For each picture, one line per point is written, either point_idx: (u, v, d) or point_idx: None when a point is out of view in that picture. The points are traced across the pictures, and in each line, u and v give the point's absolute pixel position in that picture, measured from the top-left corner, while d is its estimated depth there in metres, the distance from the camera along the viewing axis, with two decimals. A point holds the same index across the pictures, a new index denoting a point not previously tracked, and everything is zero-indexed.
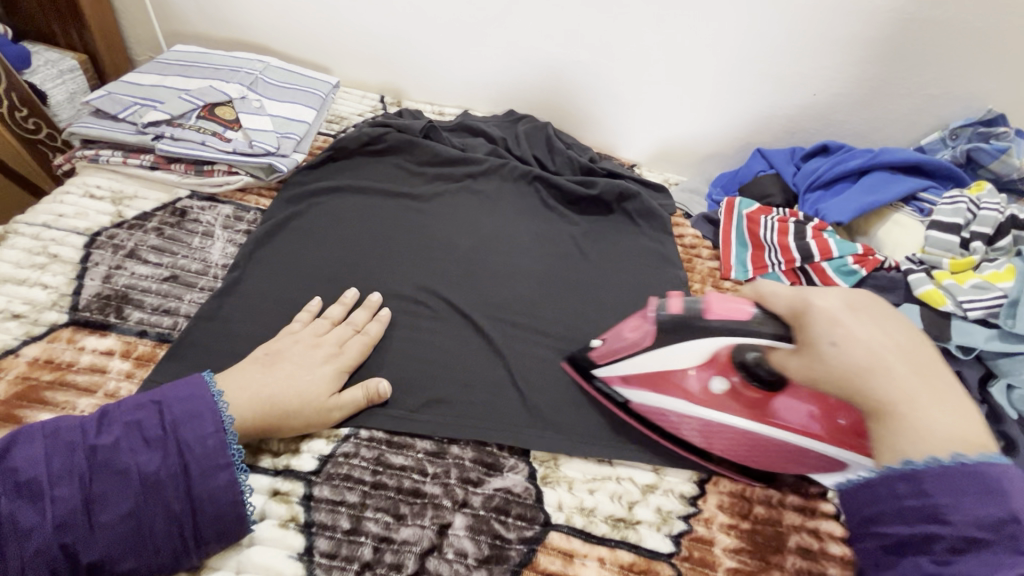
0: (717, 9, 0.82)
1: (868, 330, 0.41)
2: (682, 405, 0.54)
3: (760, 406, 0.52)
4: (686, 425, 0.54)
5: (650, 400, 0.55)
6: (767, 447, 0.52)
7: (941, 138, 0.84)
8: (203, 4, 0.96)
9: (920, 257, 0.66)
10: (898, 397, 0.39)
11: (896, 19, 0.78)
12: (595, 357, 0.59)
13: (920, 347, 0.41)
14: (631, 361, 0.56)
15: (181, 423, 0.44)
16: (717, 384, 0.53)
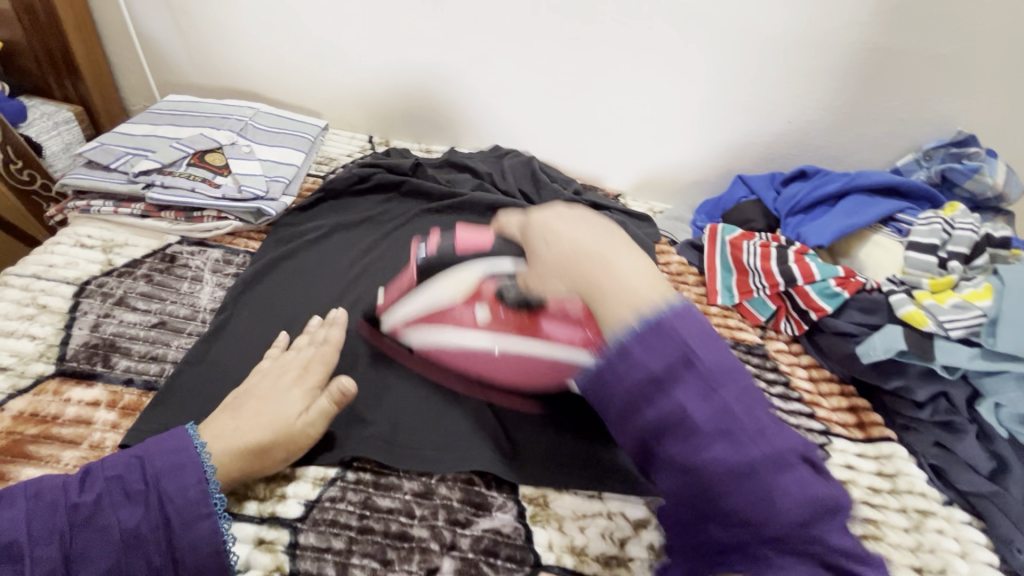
0: (689, 43, 0.85)
1: (557, 231, 0.47)
2: (453, 334, 0.56)
3: (519, 328, 0.54)
4: (461, 357, 0.57)
5: (430, 337, 0.58)
6: (536, 362, 0.54)
7: (916, 159, 0.86)
8: (195, 54, 1.00)
9: (901, 278, 0.66)
10: (609, 258, 0.44)
11: (862, 49, 0.81)
12: (381, 310, 0.63)
13: (608, 236, 0.46)
14: (416, 295, 0.60)
15: (164, 469, 0.44)
16: (479, 312, 0.56)
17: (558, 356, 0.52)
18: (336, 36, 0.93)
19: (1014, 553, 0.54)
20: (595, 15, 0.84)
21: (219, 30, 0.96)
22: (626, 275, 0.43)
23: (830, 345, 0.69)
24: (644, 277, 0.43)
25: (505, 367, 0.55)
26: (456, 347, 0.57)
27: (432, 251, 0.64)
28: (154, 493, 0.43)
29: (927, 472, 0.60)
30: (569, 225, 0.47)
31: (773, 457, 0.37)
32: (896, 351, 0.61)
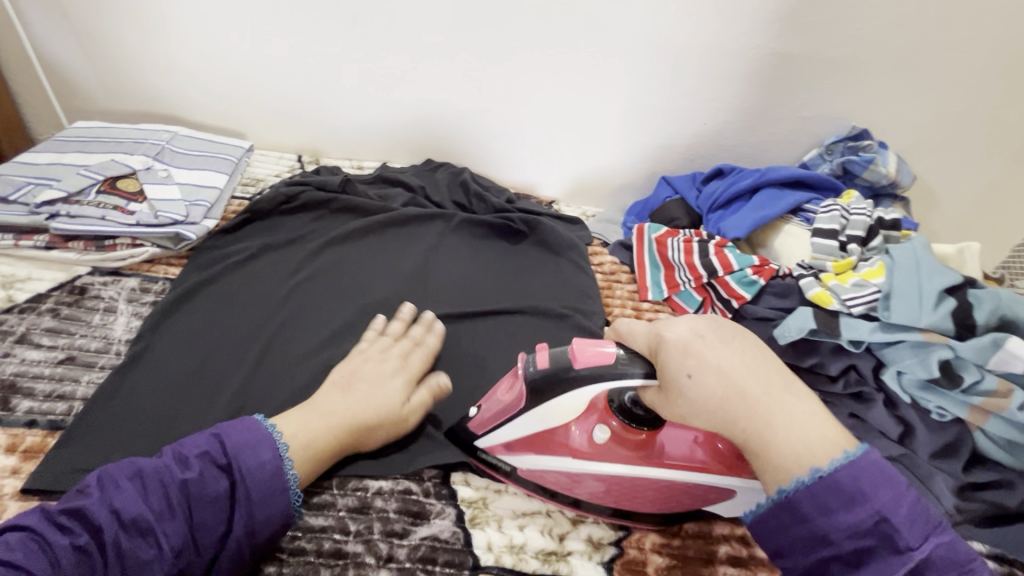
0: (604, 54, 0.89)
1: (672, 333, 0.46)
2: (566, 460, 0.51)
3: (637, 449, 0.50)
4: (554, 480, 0.52)
5: (535, 463, 0.52)
6: (656, 488, 0.50)
7: (820, 154, 0.93)
8: (105, 79, 0.96)
9: (809, 263, 0.72)
10: (768, 417, 0.43)
11: (763, 55, 0.87)
12: (472, 425, 0.54)
13: (765, 363, 0.46)
14: (510, 427, 0.51)
15: (174, 470, 0.45)
16: (601, 436, 0.51)
17: (701, 479, 0.49)
18: (256, 56, 0.92)
19: None
20: (515, 29, 0.87)
21: (130, 53, 0.93)
22: (720, 360, 0.45)
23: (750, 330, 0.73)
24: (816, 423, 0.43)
25: (602, 491, 0.51)
26: (563, 470, 0.52)
27: (545, 366, 0.49)
28: (145, 493, 0.43)
29: None
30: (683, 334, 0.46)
31: (918, 514, 0.40)
32: (808, 330, 0.65)
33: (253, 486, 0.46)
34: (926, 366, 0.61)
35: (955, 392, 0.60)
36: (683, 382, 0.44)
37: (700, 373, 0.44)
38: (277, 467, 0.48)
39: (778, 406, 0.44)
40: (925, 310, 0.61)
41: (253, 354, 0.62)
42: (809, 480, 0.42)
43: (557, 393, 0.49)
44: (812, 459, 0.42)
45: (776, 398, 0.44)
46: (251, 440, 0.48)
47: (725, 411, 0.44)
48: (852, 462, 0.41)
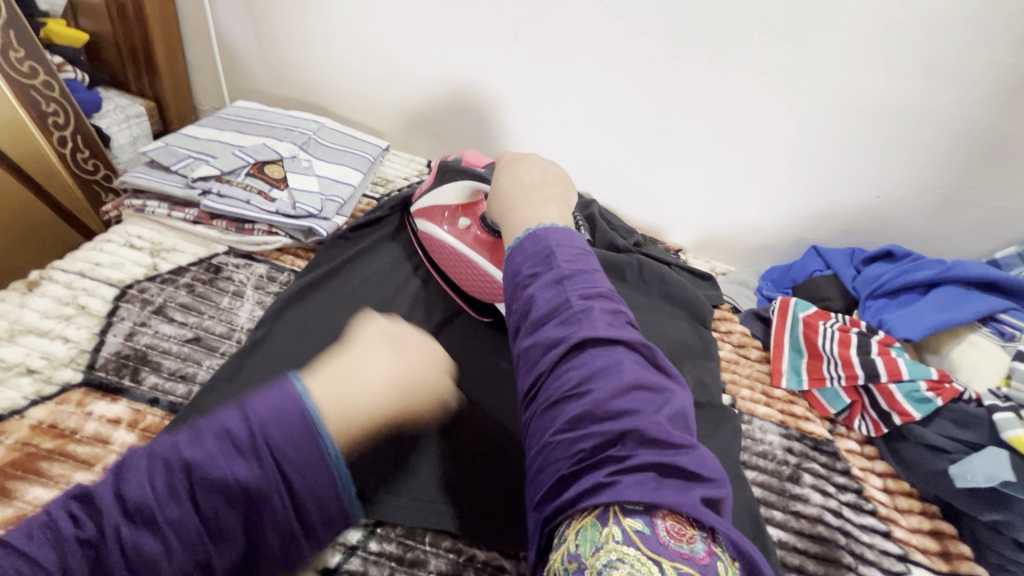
0: (774, 104, 0.80)
1: (520, 170, 0.60)
2: (442, 232, 0.69)
3: (488, 244, 0.67)
4: (459, 263, 0.68)
5: (432, 247, 0.69)
6: (500, 275, 0.65)
7: (1019, 253, 0.78)
8: (268, 63, 1.00)
9: (1005, 393, 0.59)
10: (512, 217, 0.54)
11: (970, 129, 0.74)
12: (391, 237, 0.72)
13: (532, 191, 0.56)
14: (421, 214, 0.71)
15: (214, 442, 0.40)
16: (462, 222, 0.69)
17: None
18: (411, 60, 0.92)
19: None
20: (678, 67, 0.81)
21: (295, 42, 0.96)
22: (516, 182, 0.59)
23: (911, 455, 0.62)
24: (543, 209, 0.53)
25: (471, 276, 0.67)
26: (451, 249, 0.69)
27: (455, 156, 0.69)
28: (200, 475, 0.39)
29: None
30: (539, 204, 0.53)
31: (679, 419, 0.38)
32: (999, 480, 0.53)
33: (290, 456, 0.40)
34: None
35: None
36: (497, 207, 0.56)
37: (509, 193, 0.57)
38: (311, 436, 0.42)
39: (529, 203, 0.54)
40: None
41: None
42: (525, 235, 0.48)
43: (443, 198, 0.68)
44: (532, 223, 0.51)
45: (533, 201, 0.54)
46: (305, 427, 0.42)
47: (535, 240, 0.47)
48: (545, 227, 0.48)
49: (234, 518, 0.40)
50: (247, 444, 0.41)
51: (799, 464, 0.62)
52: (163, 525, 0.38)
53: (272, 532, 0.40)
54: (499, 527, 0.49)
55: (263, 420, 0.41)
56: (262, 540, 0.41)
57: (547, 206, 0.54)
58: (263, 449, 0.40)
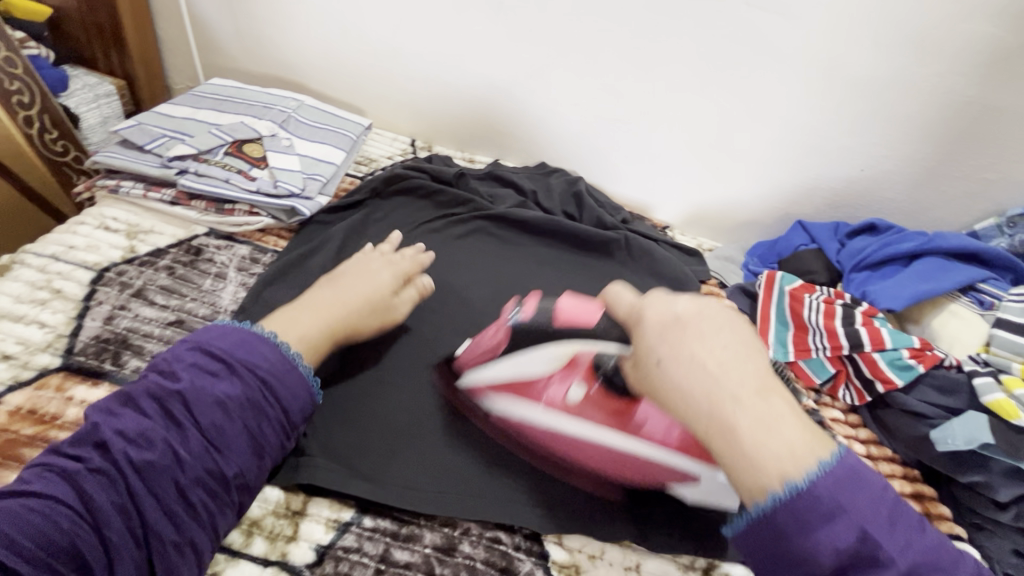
0: (762, 78, 0.79)
1: (695, 345, 0.40)
2: (540, 413, 0.50)
3: (615, 414, 0.48)
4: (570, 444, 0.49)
5: (512, 410, 0.51)
6: (628, 459, 0.48)
7: (998, 224, 0.80)
8: (243, 38, 0.97)
9: (985, 359, 0.61)
10: (731, 421, 0.37)
11: (954, 101, 0.75)
12: (461, 364, 0.56)
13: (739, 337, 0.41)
14: (502, 361, 0.52)
15: (218, 383, 0.45)
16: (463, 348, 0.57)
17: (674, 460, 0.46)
18: (392, 35, 0.89)
19: None
20: (666, 41, 0.80)
21: (271, 16, 0.93)
22: (706, 351, 0.40)
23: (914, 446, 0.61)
24: (789, 428, 0.38)
25: (604, 461, 0.49)
26: (543, 427, 0.50)
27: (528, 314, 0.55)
28: (213, 410, 0.44)
29: None
30: (720, 358, 0.39)
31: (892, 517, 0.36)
32: (979, 443, 0.55)
33: (272, 384, 0.47)
34: None
35: None
36: (656, 366, 0.41)
37: (685, 365, 0.40)
38: (278, 360, 0.48)
39: (762, 403, 0.38)
40: None
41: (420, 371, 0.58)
42: (785, 495, 0.36)
43: (526, 349, 0.52)
44: (790, 466, 0.36)
45: (762, 399, 0.38)
46: (245, 354, 0.47)
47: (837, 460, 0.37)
48: (825, 468, 0.36)
49: (242, 438, 0.45)
50: (217, 369, 0.46)
51: None
52: (175, 446, 0.42)
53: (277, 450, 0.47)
54: (493, 494, 0.49)
55: (235, 354, 0.47)
56: (265, 446, 0.46)
57: (777, 391, 0.39)
58: (249, 378, 0.46)
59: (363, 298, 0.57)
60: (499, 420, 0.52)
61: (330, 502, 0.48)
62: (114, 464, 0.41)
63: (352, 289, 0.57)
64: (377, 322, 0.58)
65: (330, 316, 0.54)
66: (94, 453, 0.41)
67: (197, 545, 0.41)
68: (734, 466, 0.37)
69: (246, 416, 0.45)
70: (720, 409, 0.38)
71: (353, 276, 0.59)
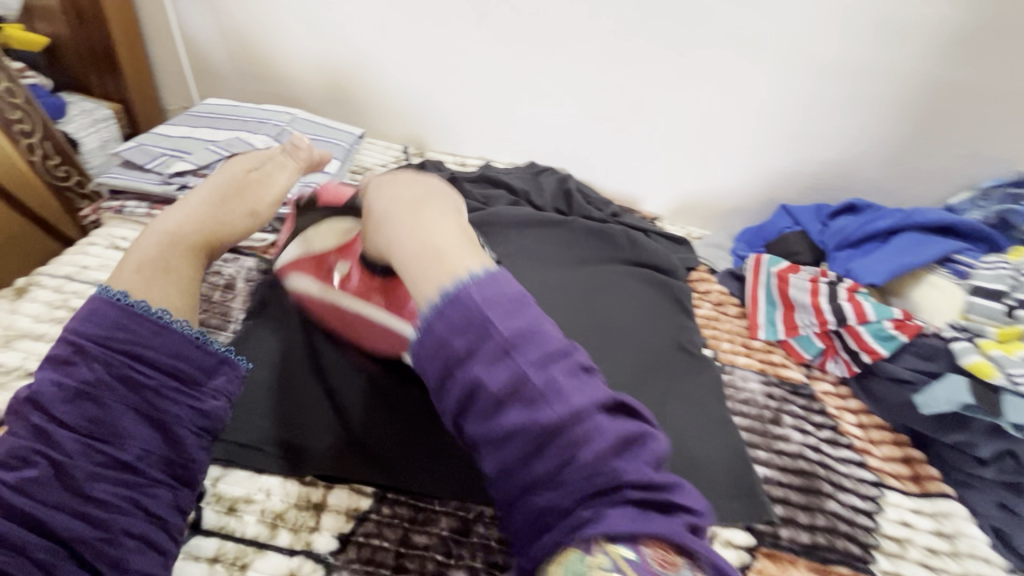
0: (738, 68, 0.83)
1: (394, 230, 0.45)
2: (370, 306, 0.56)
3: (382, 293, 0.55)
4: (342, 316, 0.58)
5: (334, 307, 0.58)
6: None
7: (972, 198, 0.83)
8: (234, 58, 1.00)
9: (963, 324, 0.63)
10: (439, 248, 0.41)
11: (922, 82, 0.78)
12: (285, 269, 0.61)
13: (440, 214, 0.45)
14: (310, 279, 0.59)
15: (76, 374, 0.43)
16: (342, 269, 0.58)
17: None
18: (379, 47, 0.92)
19: None
20: (644, 39, 0.83)
21: (260, 34, 0.96)
22: (435, 225, 0.43)
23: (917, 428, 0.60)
24: (451, 233, 0.43)
25: None
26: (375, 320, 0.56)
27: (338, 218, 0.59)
28: (80, 399, 0.43)
29: (989, 535, 0.57)
30: (445, 229, 0.43)
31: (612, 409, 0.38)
32: (959, 404, 0.58)
33: (140, 351, 0.45)
34: None
35: None
36: (383, 235, 0.46)
37: (414, 229, 0.44)
38: (132, 319, 0.47)
39: (427, 220, 0.44)
40: None
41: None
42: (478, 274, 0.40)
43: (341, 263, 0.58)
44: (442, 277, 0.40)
45: (438, 258, 0.41)
46: (104, 334, 0.45)
47: (456, 303, 0.38)
48: (479, 276, 0.39)
49: (132, 416, 0.44)
50: (74, 357, 0.44)
51: (779, 408, 0.66)
52: (50, 451, 0.41)
53: (179, 411, 0.46)
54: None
55: (81, 333, 0.45)
56: (162, 411, 0.45)
57: (443, 220, 0.44)
58: (111, 354, 0.45)
59: (222, 219, 0.60)
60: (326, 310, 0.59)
61: (347, 494, 0.50)
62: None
63: (212, 208, 0.59)
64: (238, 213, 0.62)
65: (178, 237, 0.56)
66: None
67: (137, 526, 0.42)
68: (414, 255, 0.42)
69: (123, 394, 0.44)
70: (420, 259, 0.42)
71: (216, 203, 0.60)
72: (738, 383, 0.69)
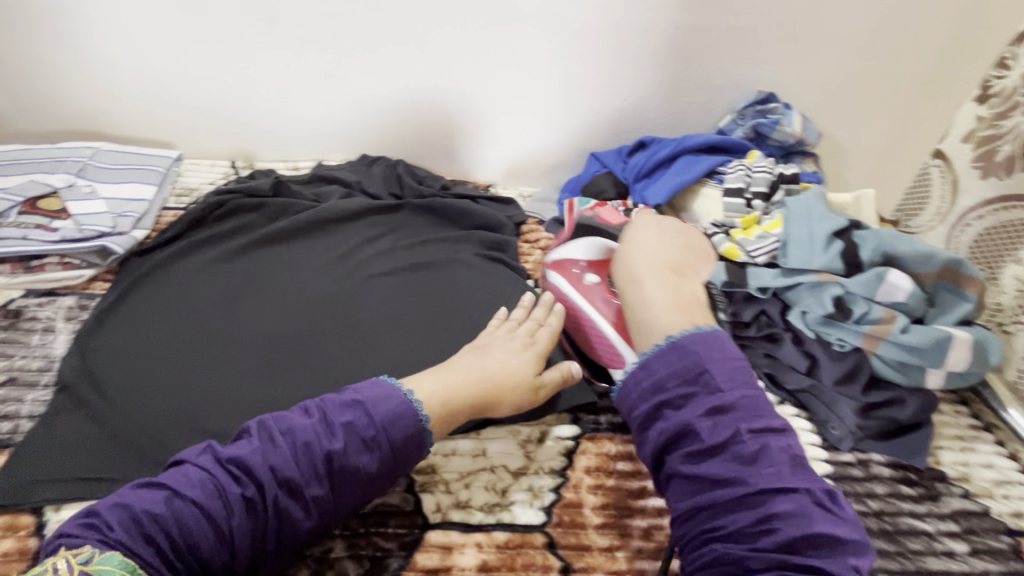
0: (523, 38, 0.92)
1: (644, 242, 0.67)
2: (574, 291, 0.68)
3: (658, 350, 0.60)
4: (570, 308, 0.68)
5: (562, 287, 0.69)
6: (604, 340, 0.64)
7: (733, 119, 1.00)
8: (20, 99, 0.94)
9: (720, 222, 0.77)
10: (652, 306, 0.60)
11: (671, 29, 0.92)
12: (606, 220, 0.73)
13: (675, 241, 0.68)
14: (566, 248, 0.70)
15: (294, 466, 0.46)
16: (592, 279, 0.68)
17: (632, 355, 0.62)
18: (179, 66, 0.92)
19: (829, 430, 0.66)
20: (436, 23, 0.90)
21: (43, 71, 0.91)
22: (650, 287, 0.61)
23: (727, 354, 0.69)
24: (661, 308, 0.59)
25: (592, 332, 0.65)
26: (577, 311, 0.67)
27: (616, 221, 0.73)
28: (291, 497, 0.45)
29: (763, 381, 0.71)
30: (655, 246, 0.66)
31: (735, 373, 0.52)
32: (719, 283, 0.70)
33: (342, 474, 0.47)
34: (822, 303, 0.66)
35: (849, 323, 0.66)
36: (626, 284, 0.63)
37: (627, 279, 0.63)
38: (356, 432, 0.48)
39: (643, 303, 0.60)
40: (817, 252, 0.67)
41: (266, 358, 0.65)
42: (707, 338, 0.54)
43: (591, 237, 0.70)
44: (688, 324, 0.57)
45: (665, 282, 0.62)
46: (342, 451, 0.47)
47: (683, 353, 0.53)
48: (708, 350, 0.53)
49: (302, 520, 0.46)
50: (308, 451, 0.46)
51: None
52: (240, 519, 0.44)
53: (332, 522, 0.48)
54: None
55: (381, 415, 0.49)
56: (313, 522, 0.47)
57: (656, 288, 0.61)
58: (327, 473, 0.46)
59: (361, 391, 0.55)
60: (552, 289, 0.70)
61: None
62: (208, 523, 0.43)
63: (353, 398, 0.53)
64: (524, 394, 0.58)
65: (491, 381, 0.57)
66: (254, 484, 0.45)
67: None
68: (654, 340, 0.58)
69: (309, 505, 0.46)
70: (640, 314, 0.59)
71: (469, 358, 0.59)
72: None
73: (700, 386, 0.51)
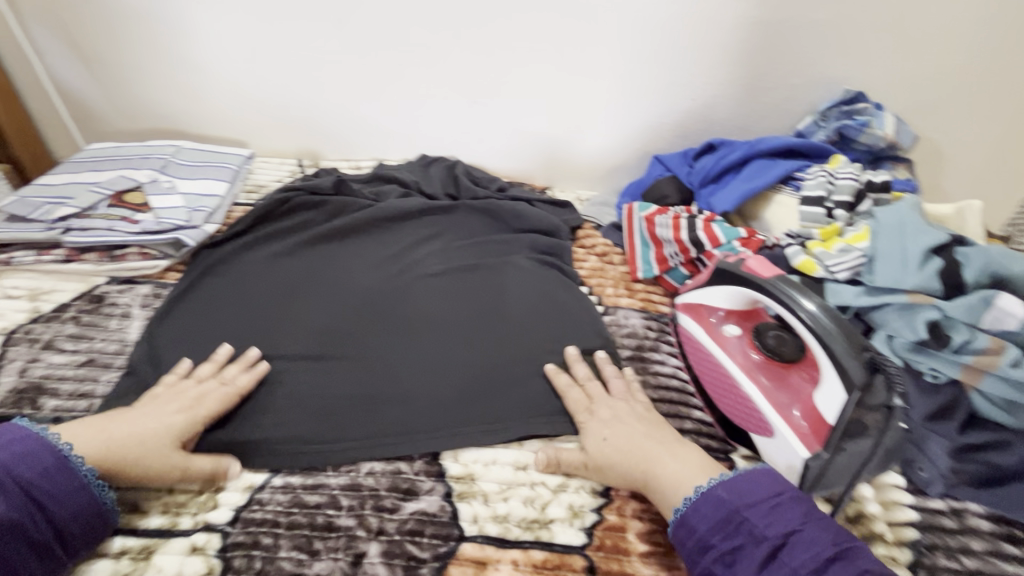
0: (586, 36, 0.89)
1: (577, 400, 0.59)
2: (706, 332, 0.66)
3: (813, 432, 0.53)
4: (700, 354, 0.66)
5: (690, 328, 0.68)
6: (745, 401, 0.59)
7: (814, 121, 0.92)
8: (117, 101, 1.02)
9: (795, 232, 0.71)
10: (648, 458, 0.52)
11: (747, 24, 0.86)
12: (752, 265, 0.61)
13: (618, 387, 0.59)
14: (702, 292, 0.67)
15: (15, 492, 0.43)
16: (733, 331, 0.65)
17: (777, 425, 0.56)
18: (253, 69, 0.96)
19: (916, 471, 0.58)
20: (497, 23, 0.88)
21: (136, 75, 0.98)
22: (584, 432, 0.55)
23: (864, 416, 0.50)
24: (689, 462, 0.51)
25: (729, 391, 0.61)
26: (709, 353, 0.64)
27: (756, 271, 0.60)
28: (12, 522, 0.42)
29: None
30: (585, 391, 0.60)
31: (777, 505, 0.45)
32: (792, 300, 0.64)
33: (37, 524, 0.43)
34: (913, 327, 0.59)
35: (946, 353, 0.58)
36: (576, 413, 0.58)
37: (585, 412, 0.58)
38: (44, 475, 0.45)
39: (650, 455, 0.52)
40: (909, 270, 0.60)
41: (317, 351, 0.66)
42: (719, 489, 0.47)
43: (721, 287, 0.64)
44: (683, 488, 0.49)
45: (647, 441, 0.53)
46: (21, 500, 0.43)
47: (709, 495, 0.47)
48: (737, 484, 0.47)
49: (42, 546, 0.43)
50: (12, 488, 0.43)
51: (658, 337, 0.72)
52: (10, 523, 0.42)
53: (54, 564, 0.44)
54: (395, 432, 0.57)
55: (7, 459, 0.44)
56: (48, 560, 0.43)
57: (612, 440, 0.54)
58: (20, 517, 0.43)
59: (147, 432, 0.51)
60: (681, 333, 0.70)
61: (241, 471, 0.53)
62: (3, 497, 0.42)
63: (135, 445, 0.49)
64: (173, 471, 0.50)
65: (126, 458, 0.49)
66: (55, 484, 0.45)
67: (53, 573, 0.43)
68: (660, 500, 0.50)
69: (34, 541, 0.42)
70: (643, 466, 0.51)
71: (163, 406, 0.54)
72: (621, 320, 0.75)
73: (746, 537, 0.44)
